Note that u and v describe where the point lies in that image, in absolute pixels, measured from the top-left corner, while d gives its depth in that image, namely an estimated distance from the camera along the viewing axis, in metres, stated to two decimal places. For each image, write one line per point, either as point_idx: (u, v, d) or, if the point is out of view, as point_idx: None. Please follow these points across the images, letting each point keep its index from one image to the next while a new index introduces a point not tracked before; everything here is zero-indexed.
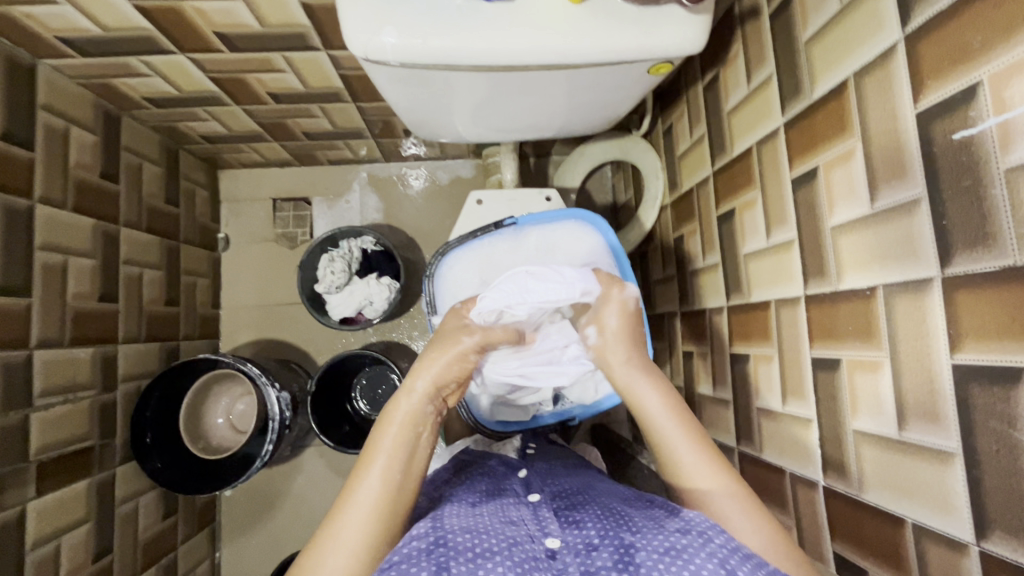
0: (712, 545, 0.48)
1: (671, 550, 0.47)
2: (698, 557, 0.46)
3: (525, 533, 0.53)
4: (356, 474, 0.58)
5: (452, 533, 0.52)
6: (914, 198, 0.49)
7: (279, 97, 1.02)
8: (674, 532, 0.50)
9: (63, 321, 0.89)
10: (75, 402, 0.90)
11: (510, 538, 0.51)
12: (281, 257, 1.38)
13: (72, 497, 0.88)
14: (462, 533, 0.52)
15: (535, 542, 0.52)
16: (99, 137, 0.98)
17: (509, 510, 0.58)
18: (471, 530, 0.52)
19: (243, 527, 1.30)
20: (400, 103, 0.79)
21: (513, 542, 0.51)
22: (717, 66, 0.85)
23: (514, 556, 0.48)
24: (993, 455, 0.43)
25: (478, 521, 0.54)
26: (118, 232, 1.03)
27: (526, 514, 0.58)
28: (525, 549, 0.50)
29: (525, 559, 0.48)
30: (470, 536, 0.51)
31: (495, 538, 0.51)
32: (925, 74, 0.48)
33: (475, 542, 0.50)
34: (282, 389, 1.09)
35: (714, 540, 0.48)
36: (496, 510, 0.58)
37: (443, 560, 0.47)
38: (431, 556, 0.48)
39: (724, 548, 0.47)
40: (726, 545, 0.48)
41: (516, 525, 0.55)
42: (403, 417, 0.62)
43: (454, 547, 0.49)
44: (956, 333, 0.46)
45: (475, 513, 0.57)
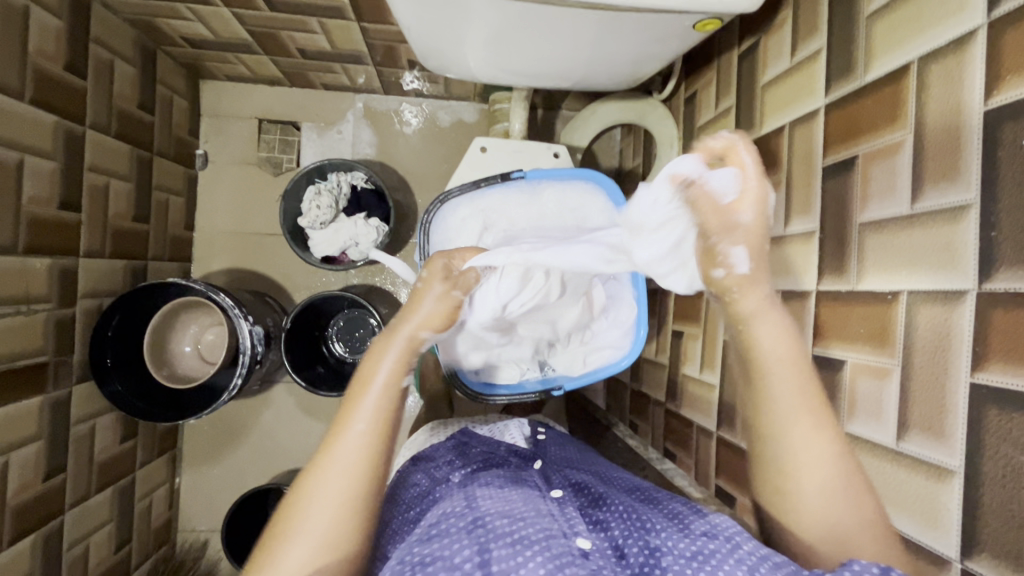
0: (740, 551, 0.46)
1: (698, 556, 0.46)
2: (726, 564, 0.45)
3: (557, 526, 0.49)
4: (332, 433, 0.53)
5: (490, 516, 0.50)
6: (963, 204, 0.46)
7: (273, 4, 0.92)
8: (699, 536, 0.49)
9: (17, 226, 0.81)
10: (29, 314, 0.84)
11: (544, 530, 0.48)
12: (263, 184, 1.29)
13: (23, 413, 0.83)
14: (500, 517, 0.50)
15: (567, 538, 0.48)
16: (65, 22, 0.87)
17: (537, 500, 0.54)
18: (509, 514, 0.50)
19: (206, 457, 1.28)
20: (412, 25, 0.71)
21: (548, 534, 0.47)
22: (759, 32, 0.78)
23: (550, 549, 0.45)
24: (998, 479, 0.42)
25: (513, 505, 0.52)
26: (83, 134, 0.93)
27: (555, 508, 0.53)
28: (560, 544, 0.46)
29: (561, 553, 0.45)
30: (508, 521, 0.49)
31: (532, 526, 0.48)
32: (1005, 67, 0.43)
33: (514, 527, 0.48)
34: (256, 324, 1.05)
35: (742, 546, 0.46)
36: (527, 498, 0.55)
37: (484, 540, 0.47)
38: (472, 535, 0.48)
39: (753, 556, 0.45)
40: (755, 553, 0.46)
41: (548, 516, 0.51)
42: (377, 383, 0.55)
43: (494, 530, 0.48)
44: (982, 351, 0.44)
45: (508, 498, 0.54)
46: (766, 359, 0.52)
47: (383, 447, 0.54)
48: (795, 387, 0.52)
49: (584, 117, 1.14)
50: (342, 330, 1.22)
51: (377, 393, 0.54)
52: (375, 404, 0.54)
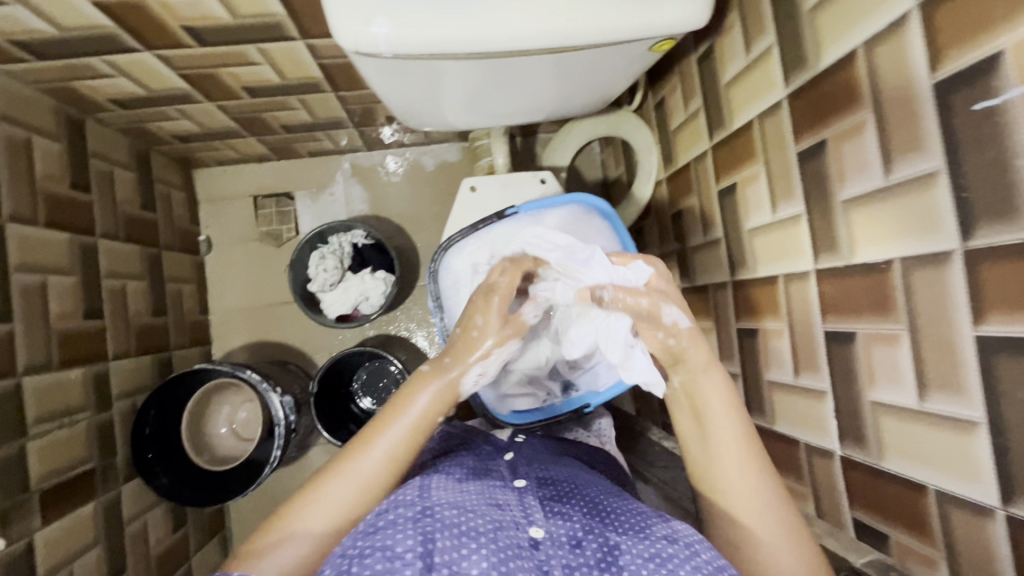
0: (698, 560, 0.48)
1: (656, 558, 0.48)
2: (683, 570, 0.47)
3: (510, 518, 0.53)
4: (391, 408, 0.63)
5: (440, 507, 0.53)
6: (932, 171, 0.49)
7: (253, 91, 0.97)
8: (659, 538, 0.50)
9: (49, 343, 0.84)
10: (72, 426, 0.87)
11: (494, 521, 0.52)
12: (268, 257, 1.34)
13: (80, 521, 0.85)
14: (450, 508, 0.53)
15: (520, 529, 0.52)
16: (64, 144, 0.92)
17: (495, 492, 0.58)
18: (457, 507, 0.53)
19: (256, 531, 1.30)
20: (390, 94, 0.75)
21: (497, 527, 0.51)
22: (712, 36, 0.82)
23: (497, 541, 0.49)
24: (1020, 423, 0.44)
25: (465, 498, 0.55)
26: (95, 244, 0.98)
27: (512, 499, 0.57)
28: (509, 536, 0.50)
29: (507, 546, 0.49)
30: (457, 512, 0.52)
31: (481, 518, 0.52)
32: (943, 41, 0.47)
33: (461, 519, 0.51)
34: (284, 393, 1.08)
35: (700, 554, 0.48)
36: (483, 490, 0.58)
37: (429, 531, 0.49)
38: (418, 526, 0.50)
39: (710, 565, 0.47)
40: (712, 561, 0.48)
41: (502, 508, 0.55)
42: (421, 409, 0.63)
43: (441, 521, 0.50)
44: (980, 304, 0.46)
45: (463, 489, 0.57)
46: (710, 407, 0.63)
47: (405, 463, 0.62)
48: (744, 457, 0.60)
49: (561, 138, 1.18)
50: (366, 384, 1.25)
51: (435, 389, 0.65)
52: (411, 425, 0.62)
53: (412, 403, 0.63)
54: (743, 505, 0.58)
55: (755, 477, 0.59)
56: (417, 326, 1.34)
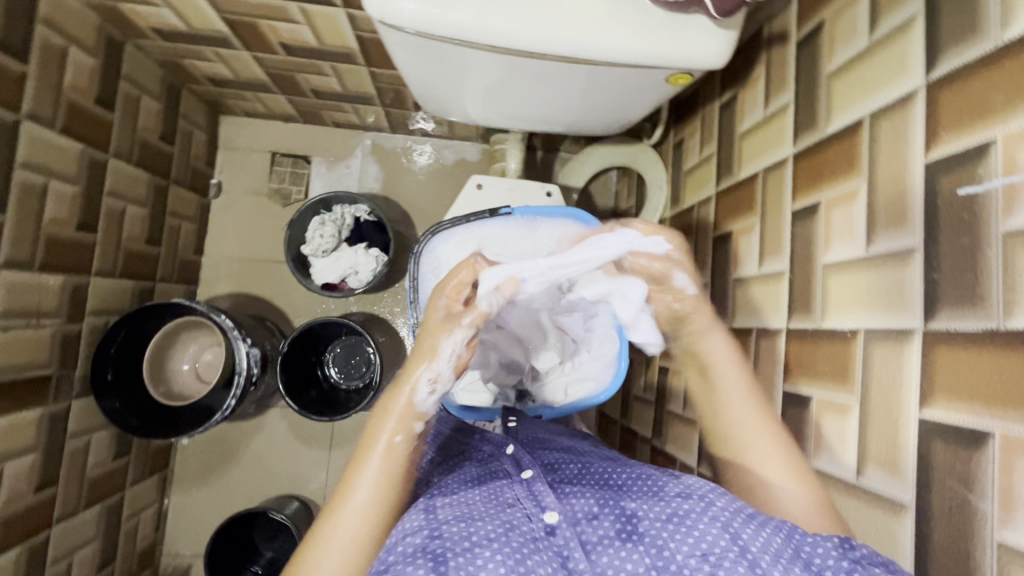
0: (714, 509, 0.47)
1: (673, 517, 0.48)
2: (701, 523, 0.46)
3: (522, 513, 0.50)
4: (362, 446, 0.57)
5: (446, 524, 0.48)
6: (910, 249, 0.49)
7: (290, 49, 0.99)
8: (675, 496, 0.50)
9: (35, 244, 0.86)
10: (38, 329, 0.88)
11: (506, 522, 0.48)
12: (272, 213, 1.36)
13: (22, 423, 0.85)
14: (456, 522, 0.48)
15: (533, 519, 0.50)
16: (99, 60, 0.95)
17: (502, 492, 0.54)
18: (465, 518, 0.49)
19: (196, 479, 1.29)
20: (412, 73, 0.77)
21: (509, 526, 0.48)
22: (737, 86, 0.84)
23: (512, 542, 0.46)
24: (945, 514, 0.43)
25: (471, 507, 0.51)
26: (106, 161, 0.99)
27: (521, 493, 0.54)
28: (524, 532, 0.48)
29: (523, 543, 0.46)
30: (464, 525, 0.48)
31: (492, 523, 0.48)
32: (941, 124, 0.47)
33: (471, 530, 0.47)
34: (253, 346, 1.08)
35: (715, 503, 0.48)
36: (488, 492, 0.54)
37: (440, 552, 0.44)
38: (426, 553, 0.44)
39: (727, 510, 0.47)
40: (728, 507, 0.47)
41: (513, 507, 0.51)
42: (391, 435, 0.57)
43: (449, 540, 0.46)
44: (929, 387, 0.46)
45: (466, 499, 0.53)
46: (715, 365, 0.65)
47: (394, 497, 0.55)
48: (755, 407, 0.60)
49: (579, 159, 1.19)
50: (339, 356, 1.26)
51: (400, 411, 0.58)
52: (387, 456, 0.56)
53: (395, 402, 0.59)
54: (757, 459, 0.57)
55: (765, 436, 0.58)
56: (401, 312, 1.34)
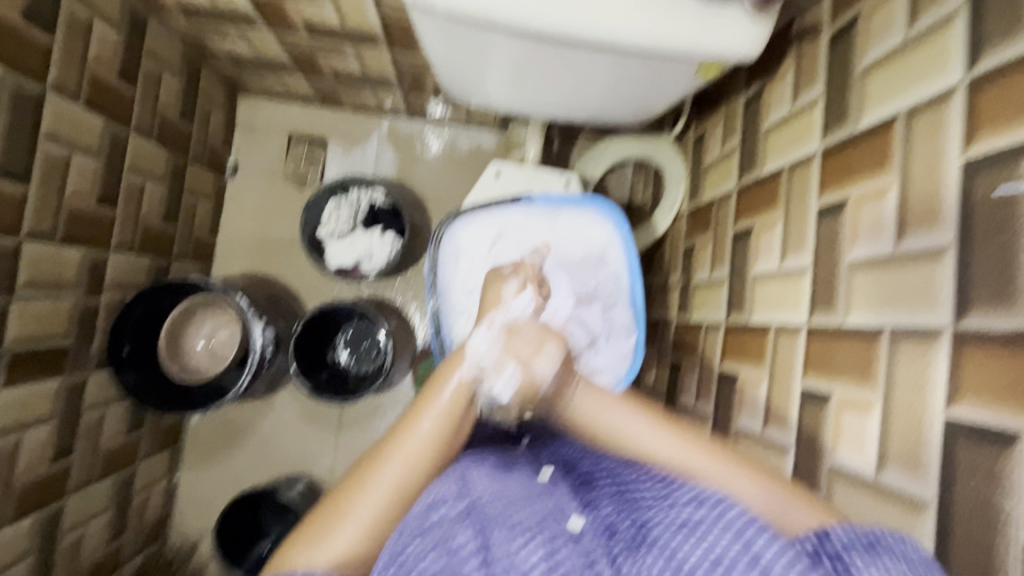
0: (726, 517, 0.45)
1: (687, 525, 0.46)
2: (714, 532, 0.45)
3: (552, 507, 0.51)
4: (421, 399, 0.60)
5: (485, 500, 0.51)
6: (941, 247, 0.49)
7: (312, 30, 0.99)
8: (689, 503, 0.48)
9: (57, 216, 0.86)
10: (58, 300, 0.89)
11: (539, 513, 0.50)
12: (287, 195, 1.36)
13: (40, 393, 0.86)
14: (495, 501, 0.51)
15: (561, 520, 0.49)
16: (123, 35, 0.95)
17: (532, 482, 0.56)
18: (502, 500, 0.51)
19: (206, 455, 1.30)
20: (439, 57, 0.77)
21: (543, 517, 0.49)
22: (764, 80, 0.83)
23: (546, 531, 0.47)
24: (968, 512, 0.44)
25: (508, 490, 0.53)
26: (127, 137, 1.00)
27: (549, 487, 0.55)
28: (556, 526, 0.48)
29: (556, 535, 0.47)
30: (503, 505, 0.50)
31: (527, 511, 0.50)
32: (981, 121, 0.47)
33: (509, 512, 0.49)
34: (267, 326, 1.09)
35: (729, 509, 0.46)
36: (521, 479, 0.56)
37: (481, 526, 0.47)
38: (469, 521, 0.48)
39: (740, 518, 0.45)
40: (742, 515, 0.45)
41: (541, 498, 0.53)
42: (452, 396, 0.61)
43: (489, 516, 0.48)
44: (956, 386, 0.46)
45: (502, 478, 0.55)
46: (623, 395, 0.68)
47: (442, 449, 0.58)
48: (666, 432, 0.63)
49: (598, 150, 1.18)
50: (350, 339, 1.26)
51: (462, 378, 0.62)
52: (444, 413, 0.59)
53: (437, 397, 0.60)
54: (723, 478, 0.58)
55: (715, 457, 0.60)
56: (413, 297, 1.34)
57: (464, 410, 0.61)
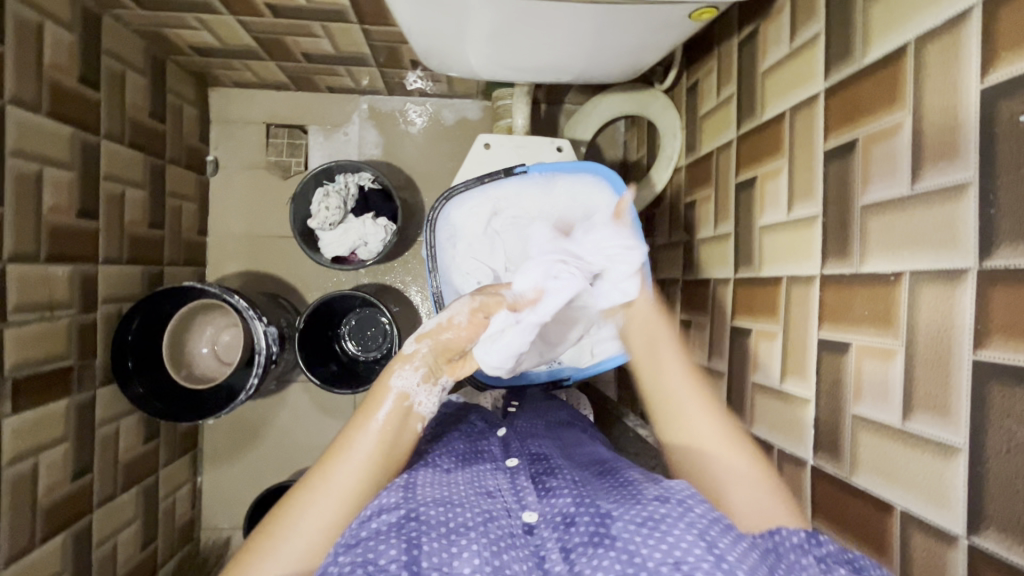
0: (691, 515, 0.46)
1: (649, 522, 0.46)
2: (677, 529, 0.45)
3: (502, 506, 0.54)
4: (354, 424, 0.61)
5: (424, 505, 0.52)
6: (963, 183, 0.46)
7: (276, 11, 0.94)
8: (653, 500, 0.49)
9: (38, 235, 0.83)
10: (53, 320, 0.87)
11: (485, 513, 0.52)
12: (272, 187, 1.32)
13: (50, 415, 0.86)
14: (434, 505, 0.52)
15: (512, 516, 0.52)
16: (77, 36, 0.89)
17: (486, 478, 0.59)
18: (444, 503, 0.52)
19: (226, 456, 1.31)
20: (413, 27, 0.72)
21: (488, 517, 0.51)
22: (758, 19, 0.78)
23: (489, 533, 0.49)
24: (1002, 454, 0.43)
25: (451, 492, 0.55)
26: (98, 144, 0.96)
27: (504, 483, 0.58)
28: (502, 525, 0.50)
29: (500, 537, 0.49)
30: (443, 509, 0.51)
31: (470, 512, 0.51)
32: (1000, 44, 0.44)
33: (448, 517, 0.50)
34: (270, 324, 1.08)
35: (693, 510, 0.47)
36: (471, 477, 0.59)
37: (414, 535, 0.47)
38: (401, 532, 0.47)
39: (704, 518, 0.46)
40: (706, 515, 0.46)
41: (492, 497, 0.55)
42: (382, 419, 0.61)
43: (426, 522, 0.49)
44: (984, 327, 0.44)
45: (449, 482, 0.57)
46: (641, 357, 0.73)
47: (376, 475, 0.59)
48: (697, 397, 0.65)
49: (587, 110, 1.14)
50: (354, 329, 1.25)
51: (391, 402, 0.62)
52: (375, 437, 0.60)
53: (369, 421, 0.61)
54: (709, 440, 0.61)
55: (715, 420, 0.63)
56: (413, 280, 1.32)
57: (397, 432, 0.61)
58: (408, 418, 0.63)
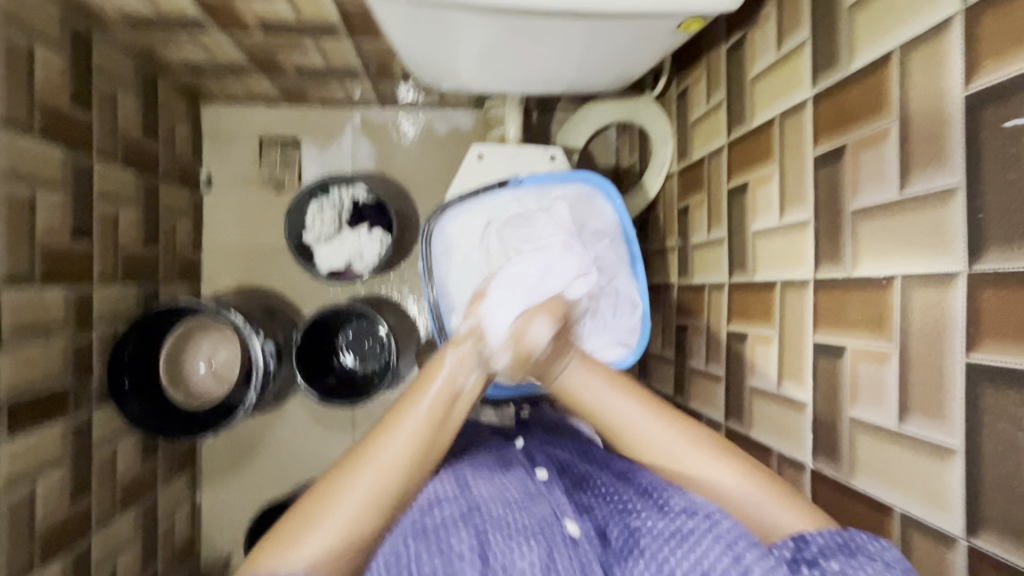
0: (719, 528, 0.52)
1: (677, 534, 0.52)
2: (703, 542, 0.51)
3: (548, 510, 0.56)
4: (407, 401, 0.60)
5: (484, 503, 0.56)
6: (950, 188, 0.47)
7: (267, 28, 0.94)
8: (679, 513, 0.55)
9: (31, 257, 0.83)
10: (48, 343, 0.86)
11: (537, 517, 0.54)
12: (266, 201, 1.32)
13: (47, 438, 0.85)
14: (494, 503, 0.56)
15: (559, 523, 0.54)
16: (68, 56, 0.89)
17: (527, 481, 0.60)
18: (502, 503, 0.56)
19: (224, 472, 1.31)
20: (405, 45, 0.73)
21: (541, 522, 0.54)
22: (746, 26, 0.79)
23: (544, 539, 0.52)
24: (997, 455, 0.43)
25: (504, 491, 0.58)
26: (90, 164, 0.95)
27: (544, 487, 0.59)
28: (553, 532, 0.53)
29: (555, 542, 0.52)
30: (503, 508, 0.55)
31: (525, 514, 0.54)
32: (983, 52, 0.44)
33: (507, 516, 0.54)
34: (267, 339, 1.07)
35: (721, 523, 0.52)
36: (517, 479, 0.60)
37: (481, 531, 0.52)
38: (469, 524, 0.53)
39: (732, 532, 0.51)
40: (733, 529, 0.51)
41: (537, 500, 0.57)
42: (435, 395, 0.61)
43: (488, 519, 0.54)
44: (976, 331, 0.45)
45: (499, 482, 0.59)
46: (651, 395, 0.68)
47: (422, 456, 0.58)
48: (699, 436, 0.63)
49: (578, 119, 1.14)
50: (351, 341, 1.23)
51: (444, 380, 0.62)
52: (424, 418, 0.59)
53: (418, 402, 0.60)
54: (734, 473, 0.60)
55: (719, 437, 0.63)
56: (409, 290, 1.33)
57: (446, 410, 0.61)
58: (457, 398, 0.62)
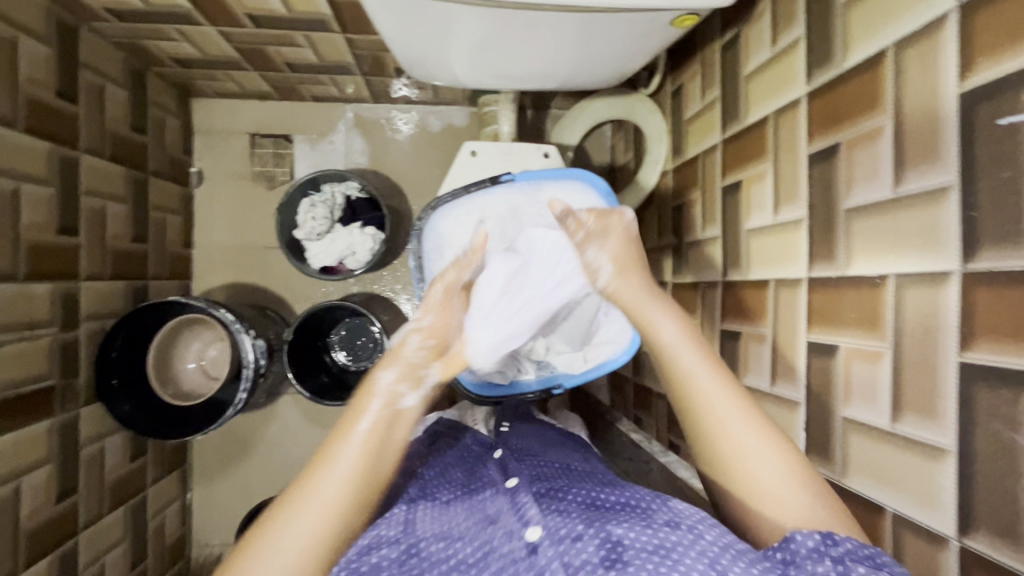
0: (702, 542, 0.46)
1: (660, 549, 0.46)
2: (687, 557, 0.45)
3: (503, 529, 0.54)
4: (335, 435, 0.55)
5: (426, 540, 0.54)
6: (944, 186, 0.47)
7: (257, 21, 0.93)
8: (663, 526, 0.49)
9: (15, 253, 0.82)
10: (33, 340, 0.85)
11: (482, 545, 0.53)
12: (257, 198, 1.30)
13: (32, 437, 0.84)
14: (436, 540, 0.54)
15: (511, 538, 0.52)
16: (53, 49, 0.88)
17: (486, 503, 0.59)
18: (444, 537, 0.55)
19: (215, 471, 1.29)
20: (396, 39, 0.73)
21: (487, 548, 0.52)
22: (741, 22, 0.78)
23: (489, 567, 0.50)
24: (989, 456, 0.43)
25: (451, 524, 0.57)
26: (77, 159, 0.94)
27: (507, 502, 0.57)
28: (503, 553, 0.51)
29: (501, 564, 0.50)
30: (443, 544, 0.54)
31: (469, 545, 0.53)
32: (977, 48, 0.44)
33: (448, 552, 0.53)
34: (258, 337, 1.06)
35: (704, 536, 0.47)
36: (469, 507, 0.59)
37: (415, 572, 0.50)
38: (404, 566, 0.51)
39: (715, 546, 0.46)
40: (717, 541, 0.47)
41: (494, 523, 0.55)
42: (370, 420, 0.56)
43: (428, 558, 0.52)
44: (969, 331, 0.45)
45: (449, 513, 0.59)
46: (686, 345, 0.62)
47: (364, 489, 0.54)
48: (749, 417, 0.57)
49: (573, 116, 1.14)
50: (344, 339, 1.24)
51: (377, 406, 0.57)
52: (359, 450, 0.54)
53: (352, 432, 0.55)
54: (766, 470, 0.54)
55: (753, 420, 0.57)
56: (402, 288, 1.32)
57: (386, 434, 0.56)
58: (399, 416, 0.58)
